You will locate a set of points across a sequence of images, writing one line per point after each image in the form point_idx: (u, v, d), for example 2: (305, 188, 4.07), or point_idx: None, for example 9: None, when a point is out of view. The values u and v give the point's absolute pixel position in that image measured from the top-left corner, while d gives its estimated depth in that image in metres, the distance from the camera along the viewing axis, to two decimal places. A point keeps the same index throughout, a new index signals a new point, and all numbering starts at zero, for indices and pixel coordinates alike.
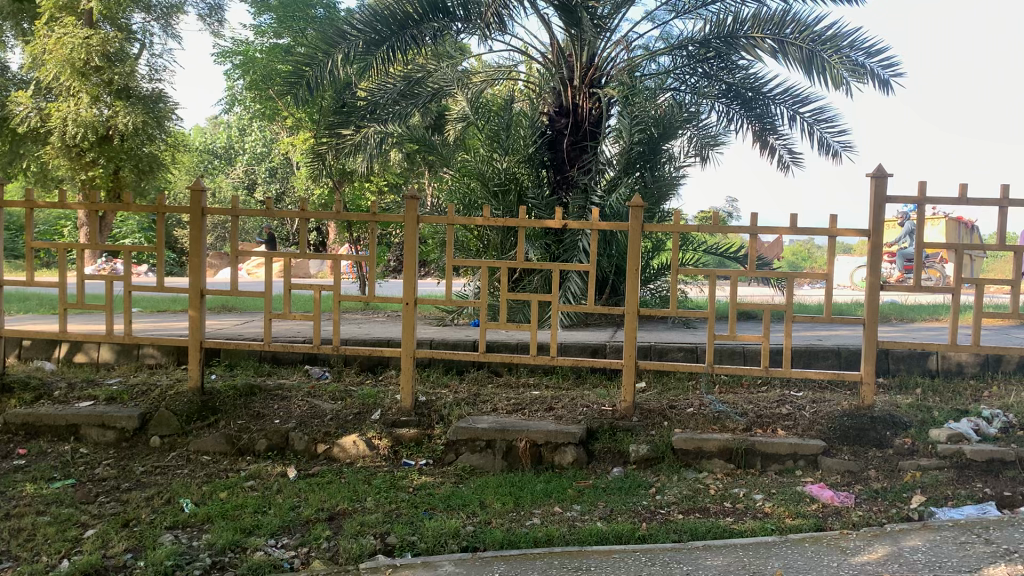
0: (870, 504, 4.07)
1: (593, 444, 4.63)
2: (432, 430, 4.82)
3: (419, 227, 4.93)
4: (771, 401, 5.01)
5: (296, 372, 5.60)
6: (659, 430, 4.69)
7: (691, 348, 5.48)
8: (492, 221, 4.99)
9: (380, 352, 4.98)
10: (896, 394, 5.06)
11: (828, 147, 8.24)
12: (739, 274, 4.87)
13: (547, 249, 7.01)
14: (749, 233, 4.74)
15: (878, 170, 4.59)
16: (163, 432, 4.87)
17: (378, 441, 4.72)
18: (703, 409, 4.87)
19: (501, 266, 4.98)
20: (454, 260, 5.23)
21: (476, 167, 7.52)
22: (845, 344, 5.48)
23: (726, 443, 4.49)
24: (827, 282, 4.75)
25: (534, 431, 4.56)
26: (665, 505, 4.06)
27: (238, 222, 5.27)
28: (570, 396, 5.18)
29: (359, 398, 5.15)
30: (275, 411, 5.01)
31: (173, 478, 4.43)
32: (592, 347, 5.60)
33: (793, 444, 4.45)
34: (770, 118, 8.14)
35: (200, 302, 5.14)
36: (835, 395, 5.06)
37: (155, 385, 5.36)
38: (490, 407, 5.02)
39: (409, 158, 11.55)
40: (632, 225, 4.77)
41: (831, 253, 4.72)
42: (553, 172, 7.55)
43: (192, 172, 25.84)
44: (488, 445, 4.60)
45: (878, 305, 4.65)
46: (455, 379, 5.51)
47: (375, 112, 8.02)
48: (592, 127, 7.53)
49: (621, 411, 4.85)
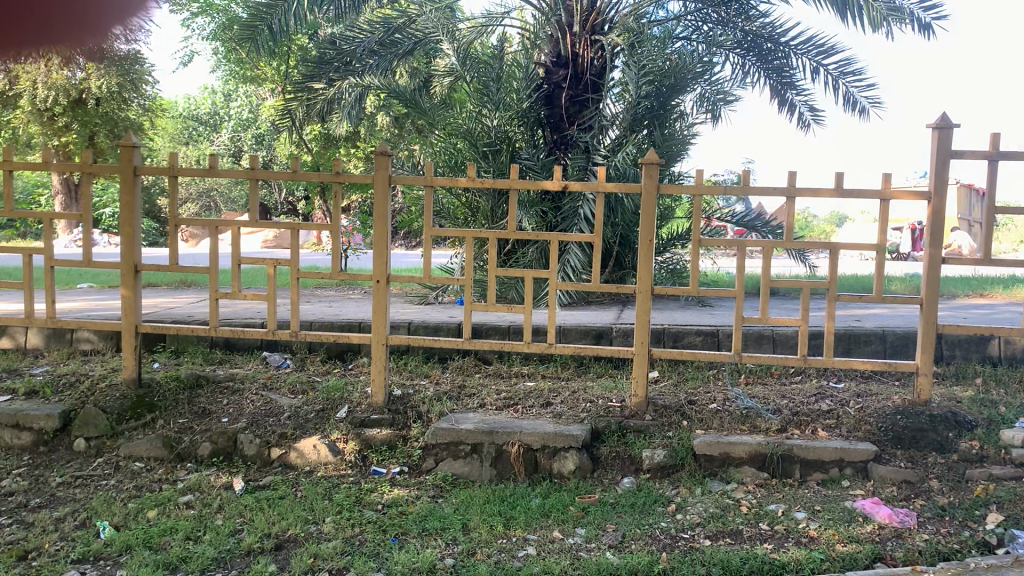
0: (938, 525, 3.33)
1: (599, 448, 3.89)
2: (409, 430, 4.07)
3: (391, 190, 4.13)
4: (809, 394, 4.24)
5: (252, 359, 4.83)
6: (677, 432, 3.94)
7: (711, 332, 4.69)
8: (479, 182, 4.15)
9: (347, 338, 4.23)
10: (953, 386, 4.30)
11: (855, 103, 7.43)
12: (774, 245, 4.07)
13: (543, 216, 6.24)
14: (785, 196, 3.97)
15: (942, 119, 3.81)
16: (89, 433, 4.10)
17: (343, 445, 3.98)
18: (729, 406, 4.11)
19: (489, 236, 4.16)
20: (433, 230, 4.39)
21: (462, 124, 6.62)
22: (891, 326, 4.71)
23: (758, 448, 3.76)
24: (877, 255, 4.00)
25: (528, 434, 3.82)
26: (689, 528, 3.33)
27: (179, 183, 4.46)
28: (570, 387, 4.42)
29: (322, 392, 4.39)
30: (223, 408, 4.26)
31: (94, 491, 3.68)
32: (595, 331, 4.79)
33: (838, 449, 3.72)
34: (790, 71, 7.33)
35: (134, 280, 4.36)
36: (883, 387, 4.30)
37: (86, 376, 4.59)
38: (477, 402, 4.27)
39: (398, 121, 10.72)
40: (646, 188, 3.97)
41: (883, 221, 3.94)
42: (551, 131, 6.80)
43: (176, 140, 24.88)
44: (474, 450, 3.87)
45: (937, 283, 3.90)
46: (436, 368, 4.74)
47: (349, 64, 7.19)
48: (594, 79, 6.78)
49: (632, 407, 4.11)
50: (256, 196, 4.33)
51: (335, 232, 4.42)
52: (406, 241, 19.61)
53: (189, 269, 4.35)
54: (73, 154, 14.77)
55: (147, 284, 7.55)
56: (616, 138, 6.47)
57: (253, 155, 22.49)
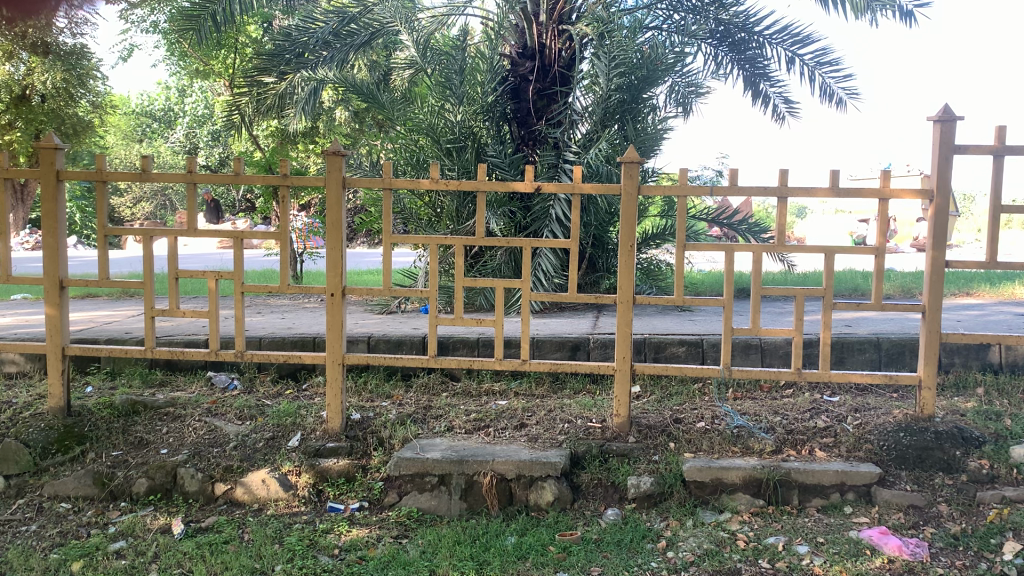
0: (951, 557, 3.02)
1: (578, 476, 3.54)
2: (369, 459, 3.69)
3: (345, 193, 3.73)
4: (802, 410, 3.93)
5: (195, 380, 4.41)
6: (664, 455, 3.60)
7: (696, 341, 4.34)
8: (444, 183, 3.74)
9: (298, 358, 3.82)
10: (954, 398, 4.02)
11: (831, 94, 7.16)
12: (766, 249, 3.72)
13: (511, 217, 5.88)
14: (776, 197, 3.65)
15: (945, 112, 3.52)
16: (9, 471, 3.67)
17: (295, 478, 3.60)
18: (718, 425, 3.78)
19: (454, 242, 3.76)
20: (393, 237, 3.97)
21: (424, 120, 6.19)
22: (886, 332, 4.41)
23: (753, 473, 3.43)
24: (876, 258, 3.69)
25: (502, 462, 3.47)
26: (682, 569, 2.98)
27: (107, 187, 4.01)
28: (545, 406, 4.06)
29: (272, 417, 3.98)
30: (163, 438, 3.84)
31: (12, 541, 3.24)
32: (571, 343, 4.41)
33: (839, 472, 3.41)
34: (764, 61, 7.04)
35: (59, 296, 3.90)
36: (880, 401, 4.00)
37: (8, 405, 4.13)
38: (444, 425, 3.90)
39: (357, 116, 10.28)
40: (626, 189, 3.62)
41: (882, 221, 3.65)
42: (517, 126, 6.44)
43: (129, 136, 24.13)
44: (442, 482, 3.50)
45: (940, 288, 3.60)
46: (399, 387, 4.34)
47: (301, 57, 6.82)
48: (562, 70, 6.44)
49: (614, 428, 3.76)
50: (194, 203, 3.88)
51: (280, 241, 3.87)
52: (367, 238, 19.12)
53: (121, 282, 3.92)
54: (16, 153, 14.14)
55: (88, 294, 7.06)
56: (587, 132, 6.17)
57: (209, 152, 21.81)
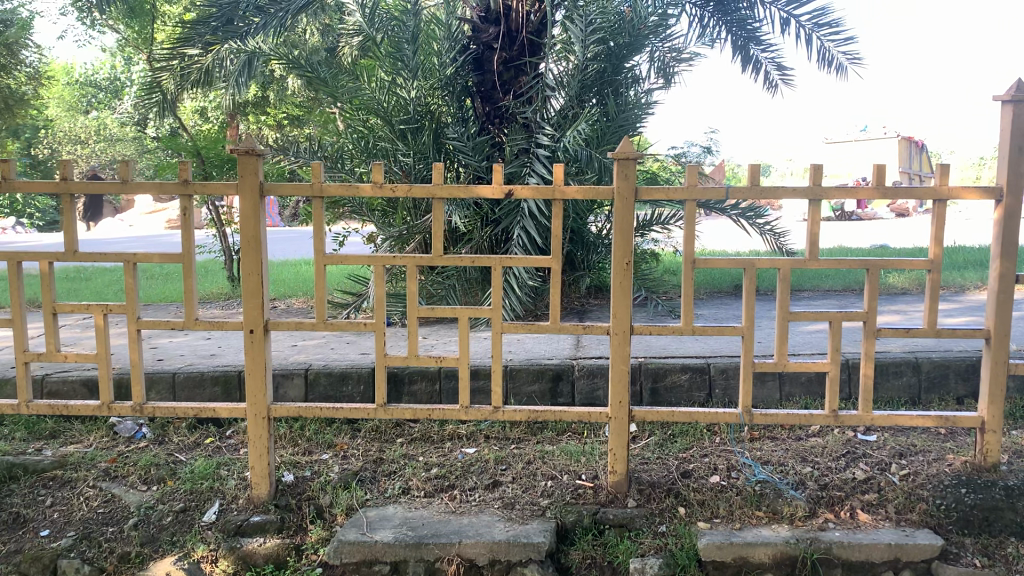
0: None
1: (567, 555, 2.82)
2: (305, 536, 2.93)
3: (264, 203, 2.93)
4: (835, 456, 3.26)
5: (94, 430, 3.63)
6: (673, 525, 2.89)
7: (700, 367, 3.66)
8: (390, 188, 2.94)
9: (212, 411, 3.04)
10: (1012, 433, 3.38)
11: (831, 60, 6.42)
12: (795, 263, 2.98)
13: (476, 210, 5.12)
14: (808, 198, 2.90)
15: (1018, 90, 2.81)
16: None
17: (210, 568, 2.82)
18: (734, 481, 3.09)
19: (405, 262, 2.97)
20: (326, 258, 3.01)
21: (372, 97, 5.36)
22: (924, 351, 3.76)
23: (785, 549, 2.72)
24: (929, 274, 2.95)
25: (471, 545, 2.74)
26: None
27: None
28: (522, 456, 3.34)
29: (185, 480, 3.21)
30: (44, 513, 3.05)
31: None
32: (551, 373, 3.68)
33: (893, 545, 2.72)
34: (756, 23, 6.27)
35: None
36: (926, 444, 3.34)
37: None
38: (398, 486, 3.16)
39: (307, 87, 9.25)
40: (620, 192, 2.86)
41: (938, 227, 2.92)
42: (481, 101, 5.64)
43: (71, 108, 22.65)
44: (395, 571, 2.75)
45: (1010, 310, 2.90)
46: (344, 433, 3.60)
47: (229, 23, 5.81)
48: (531, 38, 5.64)
49: (609, 488, 3.04)
50: (72, 218, 3.06)
51: (186, 267, 2.98)
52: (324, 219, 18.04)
53: None
54: None
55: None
56: (562, 108, 5.36)
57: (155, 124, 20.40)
